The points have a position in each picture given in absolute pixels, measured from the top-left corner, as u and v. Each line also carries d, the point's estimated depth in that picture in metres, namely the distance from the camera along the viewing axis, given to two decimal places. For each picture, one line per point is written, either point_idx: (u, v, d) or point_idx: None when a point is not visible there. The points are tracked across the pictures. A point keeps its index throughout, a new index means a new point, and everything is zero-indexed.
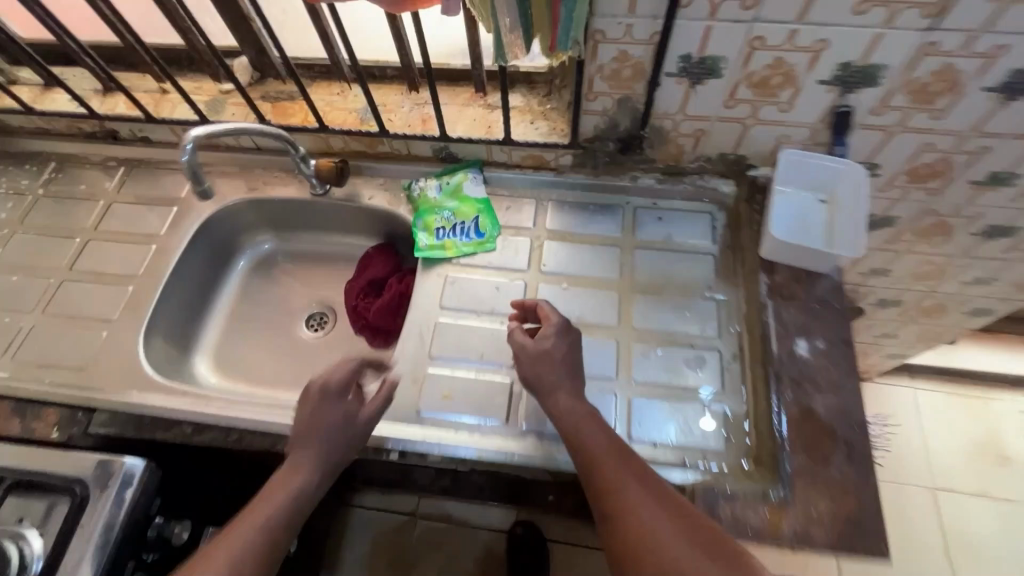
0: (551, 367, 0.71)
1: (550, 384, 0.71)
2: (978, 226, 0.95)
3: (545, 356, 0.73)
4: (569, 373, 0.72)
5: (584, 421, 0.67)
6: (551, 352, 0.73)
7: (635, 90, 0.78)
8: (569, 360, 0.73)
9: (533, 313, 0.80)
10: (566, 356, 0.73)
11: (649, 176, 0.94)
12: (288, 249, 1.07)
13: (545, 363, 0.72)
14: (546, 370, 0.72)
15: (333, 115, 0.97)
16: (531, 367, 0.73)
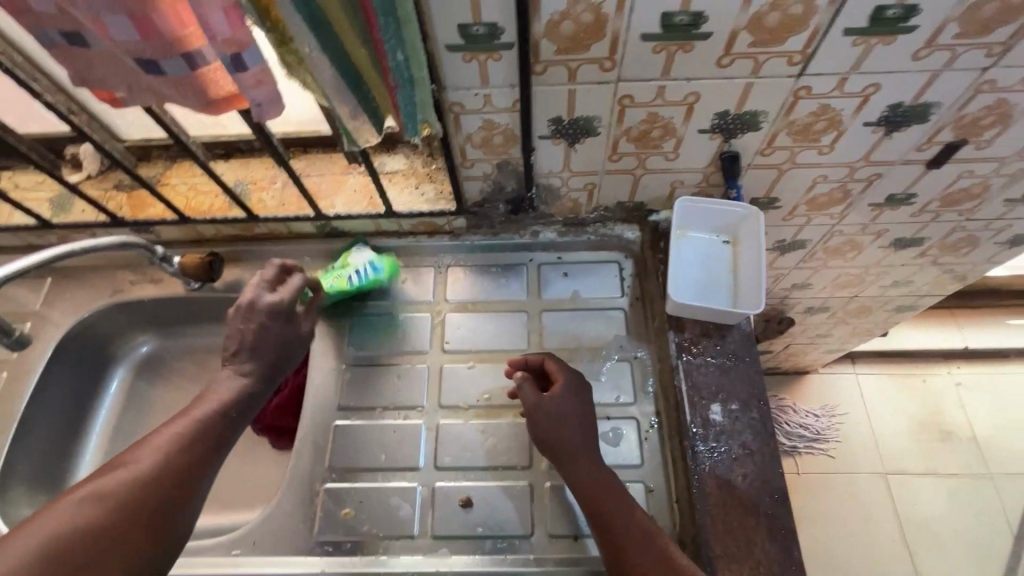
0: (565, 429, 0.67)
1: (567, 447, 0.66)
2: (886, 240, 0.94)
3: (564, 415, 0.68)
4: (585, 435, 0.67)
5: (598, 480, 0.64)
6: (569, 413, 0.68)
7: (513, 155, 0.72)
8: (584, 421, 0.68)
9: (540, 372, 0.75)
10: (579, 413, 0.69)
11: (550, 230, 0.87)
12: (172, 347, 0.97)
13: (554, 423, 0.67)
14: (562, 432, 0.67)
15: (197, 202, 0.87)
16: (549, 430, 0.67)
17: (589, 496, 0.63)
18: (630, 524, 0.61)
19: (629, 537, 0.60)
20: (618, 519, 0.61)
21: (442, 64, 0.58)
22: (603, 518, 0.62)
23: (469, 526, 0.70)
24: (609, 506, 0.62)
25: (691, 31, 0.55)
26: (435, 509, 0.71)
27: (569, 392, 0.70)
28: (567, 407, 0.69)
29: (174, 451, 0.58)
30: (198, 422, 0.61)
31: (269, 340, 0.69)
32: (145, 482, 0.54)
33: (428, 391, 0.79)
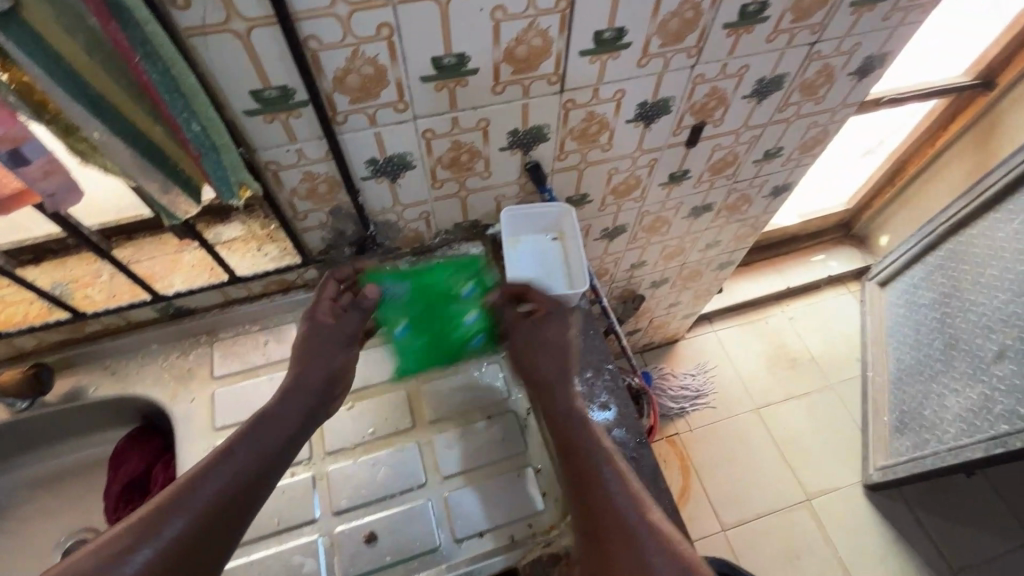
0: (550, 358, 0.79)
1: (548, 383, 0.78)
2: (685, 211, 1.14)
3: (547, 353, 0.80)
4: (567, 368, 0.79)
5: (578, 427, 0.73)
6: (556, 343, 0.81)
7: (342, 200, 0.77)
8: (565, 347, 0.81)
9: (517, 298, 0.86)
10: (563, 343, 0.81)
11: (402, 262, 0.93)
12: (9, 482, 0.86)
13: (540, 347, 0.81)
14: (549, 365, 0.79)
15: (8, 313, 0.80)
16: (529, 356, 0.81)
17: (569, 436, 0.73)
18: (609, 471, 0.69)
19: (601, 478, 0.68)
20: (593, 469, 0.69)
21: (245, 128, 0.62)
22: (579, 464, 0.70)
23: (378, 558, 0.71)
24: (588, 448, 0.71)
25: (460, 69, 0.65)
26: (340, 553, 0.71)
27: (557, 322, 0.83)
28: (556, 339, 0.81)
29: (222, 482, 0.64)
30: (250, 448, 0.68)
31: (317, 351, 0.77)
32: (197, 511, 0.62)
33: (312, 442, 0.79)
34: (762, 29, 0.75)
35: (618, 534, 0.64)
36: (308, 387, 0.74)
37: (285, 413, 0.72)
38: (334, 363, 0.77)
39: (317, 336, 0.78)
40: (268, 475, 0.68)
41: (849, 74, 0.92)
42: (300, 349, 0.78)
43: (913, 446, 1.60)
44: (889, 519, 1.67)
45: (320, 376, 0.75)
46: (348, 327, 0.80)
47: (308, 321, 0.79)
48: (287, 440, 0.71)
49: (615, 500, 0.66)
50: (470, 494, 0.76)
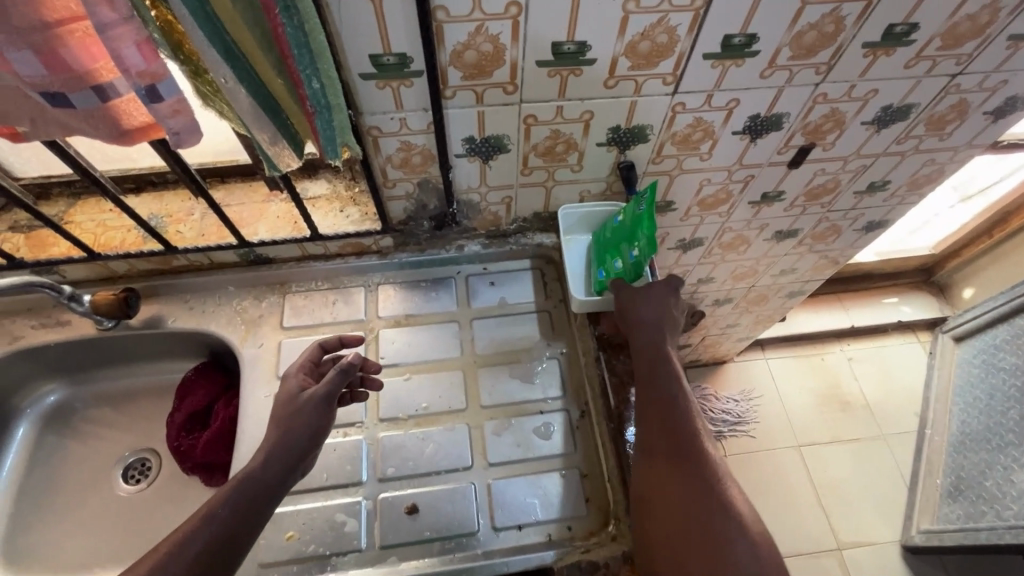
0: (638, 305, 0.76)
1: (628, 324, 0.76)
2: (768, 233, 1.08)
3: (646, 300, 0.76)
4: (659, 318, 0.76)
5: (658, 361, 0.73)
6: (645, 292, 0.76)
7: (432, 173, 0.77)
8: (662, 304, 0.76)
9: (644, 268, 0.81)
10: (659, 300, 0.77)
11: (474, 243, 0.93)
12: (84, 393, 0.91)
13: (629, 298, 0.77)
14: (639, 312, 0.76)
15: (107, 238, 0.84)
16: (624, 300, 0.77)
17: (646, 367, 0.74)
18: (680, 407, 0.70)
19: (672, 410, 0.69)
20: (662, 402, 0.70)
21: (357, 90, 0.62)
22: (649, 394, 0.72)
23: (416, 532, 0.72)
24: (664, 386, 0.71)
25: (578, 57, 0.63)
26: (382, 520, 0.73)
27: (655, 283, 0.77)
28: (655, 295, 0.76)
29: (200, 542, 0.56)
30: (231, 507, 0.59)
31: (298, 410, 0.67)
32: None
33: (366, 406, 0.80)
34: (903, 52, 0.69)
35: (668, 462, 0.66)
36: (287, 441, 0.64)
37: (268, 468, 0.62)
38: (316, 419, 0.67)
39: (299, 393, 0.69)
40: (247, 535, 0.59)
41: (984, 112, 0.84)
42: (280, 408, 0.68)
43: (966, 516, 1.50)
44: None
45: (302, 431, 0.65)
46: (332, 385, 0.68)
47: (285, 384, 0.71)
48: (268, 495, 0.61)
49: (678, 429, 0.68)
50: (516, 485, 0.76)
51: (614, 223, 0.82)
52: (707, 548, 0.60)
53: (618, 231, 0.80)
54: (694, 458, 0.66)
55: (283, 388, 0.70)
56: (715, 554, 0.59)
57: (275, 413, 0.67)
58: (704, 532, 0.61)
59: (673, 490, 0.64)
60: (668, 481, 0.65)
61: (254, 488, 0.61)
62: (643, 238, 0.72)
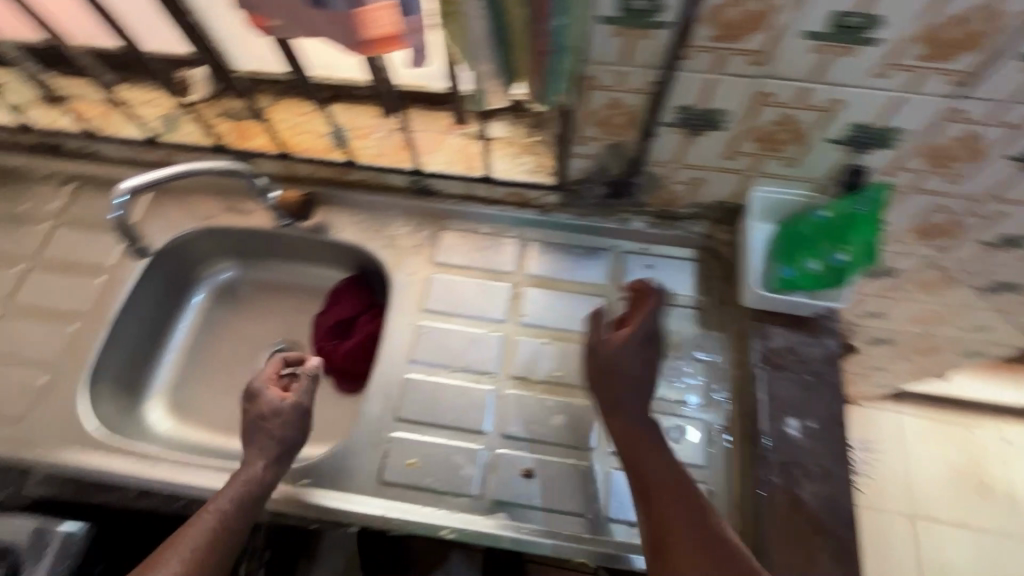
0: (633, 369, 0.69)
1: (614, 405, 0.69)
2: (984, 282, 0.90)
3: (633, 364, 0.69)
4: (644, 384, 0.69)
5: (653, 450, 0.65)
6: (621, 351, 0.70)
7: (627, 137, 0.71)
8: (654, 366, 0.70)
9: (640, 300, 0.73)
10: (646, 362, 0.70)
11: (640, 220, 0.87)
12: (250, 277, 0.99)
13: (632, 366, 0.70)
14: (625, 389, 0.69)
15: (298, 139, 0.88)
16: (614, 358, 0.70)
17: (642, 457, 0.64)
18: (684, 504, 0.60)
19: (679, 513, 0.60)
20: (667, 502, 0.60)
21: (590, 34, 0.57)
22: (659, 493, 0.61)
23: (528, 496, 0.71)
24: (663, 480, 0.62)
25: (856, 34, 0.53)
26: (496, 474, 0.73)
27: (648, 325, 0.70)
28: (630, 354, 0.69)
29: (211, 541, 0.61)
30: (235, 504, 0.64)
31: (271, 413, 0.72)
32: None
33: (500, 361, 0.80)
34: None
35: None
36: (273, 434, 0.70)
37: (256, 467, 0.67)
38: (294, 424, 0.72)
39: (261, 398, 0.73)
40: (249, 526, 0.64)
41: None
42: (264, 425, 0.71)
43: None
44: None
45: (285, 429, 0.71)
46: (302, 394, 0.74)
47: (248, 397, 0.74)
48: (262, 491, 0.66)
49: (689, 532, 0.58)
50: None
51: (812, 219, 0.70)
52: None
53: (819, 229, 0.70)
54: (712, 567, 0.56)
55: (261, 407, 0.72)
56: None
57: (262, 431, 0.70)
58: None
59: None
60: None
61: (247, 484, 0.66)
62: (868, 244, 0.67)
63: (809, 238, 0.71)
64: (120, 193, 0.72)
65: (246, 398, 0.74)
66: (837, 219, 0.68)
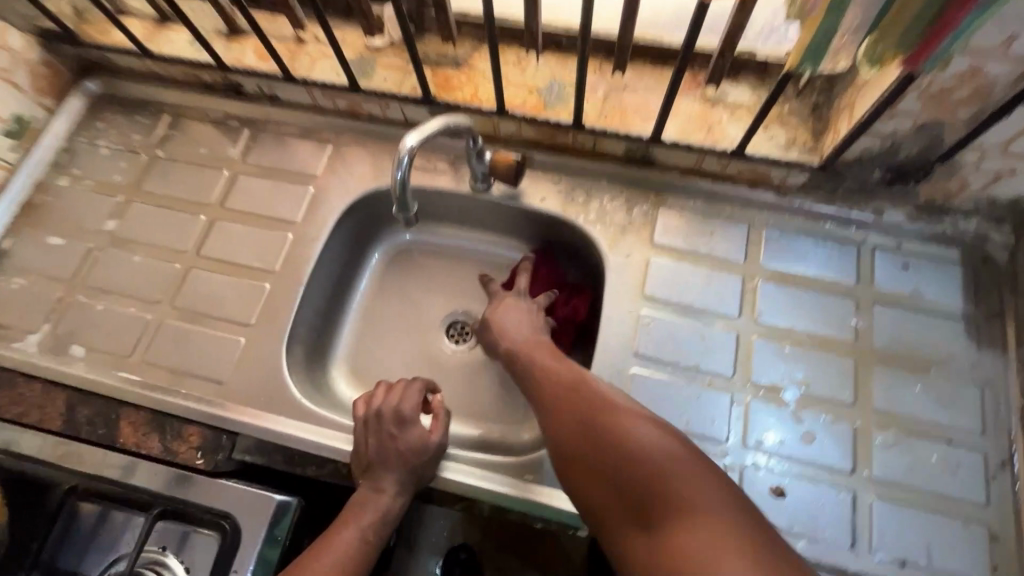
0: (501, 329, 0.75)
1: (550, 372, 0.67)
2: None
3: (513, 321, 0.76)
4: (536, 331, 0.74)
5: (591, 386, 0.62)
6: (509, 310, 0.77)
7: (955, 115, 0.59)
8: (534, 322, 0.76)
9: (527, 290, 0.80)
10: (529, 317, 0.76)
11: (899, 212, 0.74)
12: (426, 241, 0.92)
13: (496, 329, 0.76)
14: (501, 332, 0.75)
15: (510, 93, 0.78)
16: (496, 335, 0.76)
17: (578, 397, 0.61)
18: (636, 418, 0.56)
19: (590, 402, 0.60)
20: (567, 406, 0.61)
21: None
22: (563, 410, 0.61)
23: (784, 519, 0.63)
24: (609, 407, 0.58)
25: None
26: (746, 493, 0.64)
27: (520, 306, 0.77)
28: (518, 315, 0.76)
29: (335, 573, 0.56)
30: (357, 538, 0.59)
31: (395, 449, 0.63)
32: None
33: (736, 363, 0.71)
34: None
35: (613, 457, 0.53)
36: (397, 464, 0.63)
37: (367, 502, 0.62)
38: (422, 461, 0.64)
39: (377, 428, 0.64)
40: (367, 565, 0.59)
41: None
42: (407, 460, 0.63)
43: None
44: None
45: (405, 464, 0.63)
46: (405, 412, 0.65)
47: (393, 424, 0.64)
48: (378, 528, 0.61)
49: (637, 435, 0.54)
50: (907, 516, 0.63)
51: None
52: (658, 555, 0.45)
53: None
54: (663, 462, 0.51)
55: (407, 444, 0.63)
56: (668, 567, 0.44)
57: (402, 467, 0.63)
58: (662, 543, 0.45)
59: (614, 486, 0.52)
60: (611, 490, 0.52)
61: (369, 517, 0.61)
62: None
63: None
64: (405, 151, 0.62)
65: (389, 425, 0.64)
66: None
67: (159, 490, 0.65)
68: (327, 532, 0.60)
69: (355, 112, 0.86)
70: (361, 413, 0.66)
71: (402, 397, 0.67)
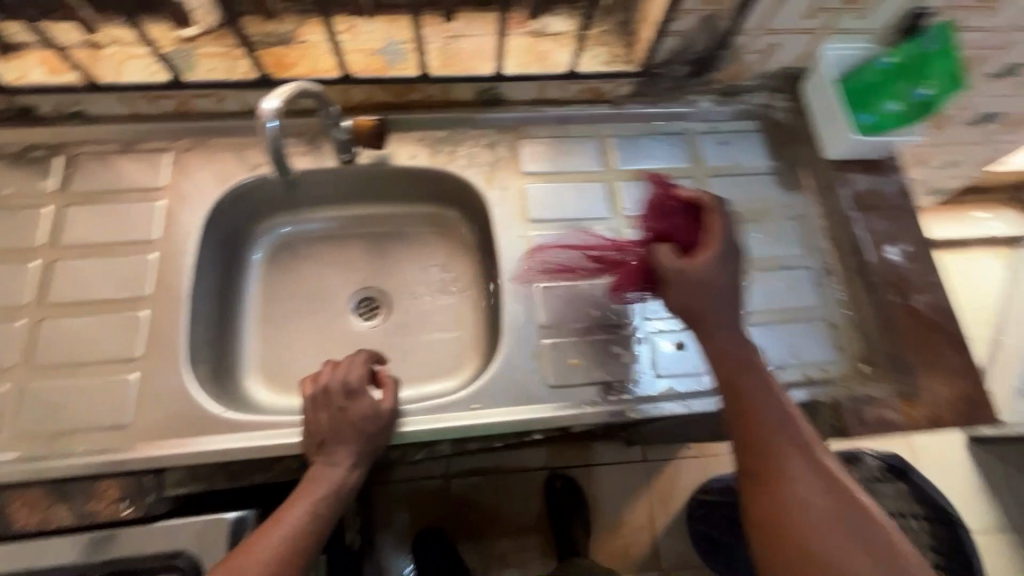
0: (681, 297, 0.63)
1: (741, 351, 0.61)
2: (973, 116, 1.05)
3: (711, 293, 0.62)
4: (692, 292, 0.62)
5: (764, 394, 0.59)
6: (684, 273, 0.62)
7: (722, 6, 0.73)
8: (701, 284, 0.62)
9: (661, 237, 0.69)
10: (693, 285, 0.62)
11: (706, 99, 0.89)
12: (306, 231, 0.90)
13: (688, 291, 0.62)
14: (698, 297, 0.62)
15: (350, 60, 0.79)
16: (687, 294, 0.62)
17: (756, 395, 0.59)
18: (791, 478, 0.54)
19: (786, 452, 0.56)
20: (766, 440, 0.57)
21: None
22: (752, 444, 0.57)
23: (688, 364, 0.76)
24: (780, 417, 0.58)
25: None
26: (655, 354, 0.76)
27: (705, 263, 0.62)
28: (703, 274, 0.62)
29: (304, 530, 0.57)
30: (324, 501, 0.60)
31: (348, 421, 0.63)
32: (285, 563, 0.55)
33: (619, 254, 0.82)
34: None
35: (821, 529, 0.51)
36: (351, 433, 0.63)
37: (328, 474, 0.62)
38: (374, 427, 0.65)
39: (326, 404, 0.64)
40: (329, 526, 0.60)
41: None
42: (361, 430, 0.64)
43: None
44: (984, 474, 1.68)
45: (357, 435, 0.63)
46: (353, 384, 0.65)
47: (342, 396, 0.64)
48: (343, 496, 0.62)
49: (772, 466, 0.56)
50: (767, 330, 0.77)
51: (878, 65, 0.77)
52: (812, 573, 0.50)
53: (885, 73, 0.76)
54: (813, 500, 0.53)
55: (358, 413, 0.64)
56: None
57: (356, 435, 0.63)
58: None
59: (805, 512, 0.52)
60: (810, 528, 0.52)
61: (329, 486, 0.61)
62: (942, 77, 0.71)
63: (880, 82, 0.77)
64: (269, 117, 0.61)
65: (338, 398, 0.64)
66: (903, 62, 0.74)
67: (85, 559, 0.58)
68: (293, 495, 0.60)
69: (187, 112, 0.80)
70: (308, 392, 0.65)
71: (348, 368, 0.66)
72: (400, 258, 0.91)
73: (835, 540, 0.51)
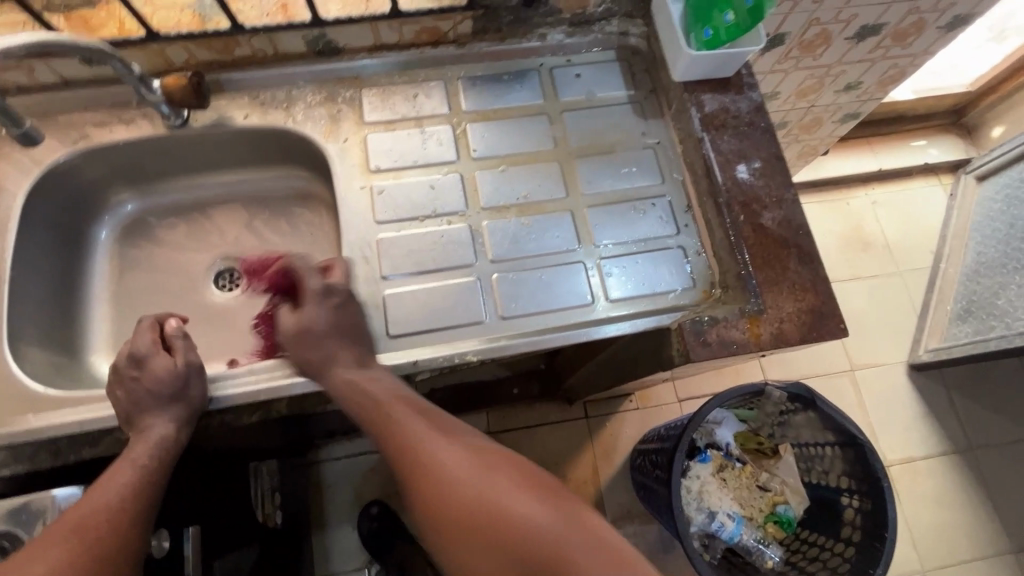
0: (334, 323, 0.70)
1: (349, 381, 0.69)
2: (852, 29, 1.01)
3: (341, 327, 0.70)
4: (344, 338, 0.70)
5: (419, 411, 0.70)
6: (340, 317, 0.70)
7: None
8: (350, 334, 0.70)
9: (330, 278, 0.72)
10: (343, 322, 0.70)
11: (558, 31, 0.86)
12: (157, 206, 0.88)
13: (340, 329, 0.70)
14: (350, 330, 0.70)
15: (159, 18, 0.75)
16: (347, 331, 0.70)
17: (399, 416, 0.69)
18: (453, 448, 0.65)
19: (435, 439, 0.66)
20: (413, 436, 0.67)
21: None
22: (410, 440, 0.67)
23: (536, 303, 0.74)
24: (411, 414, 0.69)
25: None
26: (504, 297, 0.74)
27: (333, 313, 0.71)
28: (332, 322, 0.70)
29: (133, 488, 0.59)
30: (149, 461, 0.61)
31: (143, 389, 0.64)
32: (114, 519, 0.55)
33: (466, 197, 0.79)
34: None
35: (469, 474, 0.61)
36: (156, 396, 0.64)
37: (145, 439, 0.63)
38: (182, 387, 0.66)
39: (117, 380, 0.65)
40: (164, 482, 0.62)
41: None
42: (163, 392, 0.64)
43: (975, 332, 1.57)
44: (925, 398, 1.68)
45: (162, 397, 0.64)
46: (138, 356, 0.66)
47: (132, 367, 0.66)
48: (171, 455, 0.64)
49: (433, 449, 0.65)
50: (615, 264, 0.77)
51: None
52: (470, 527, 0.58)
53: None
54: (458, 461, 0.63)
55: (151, 378, 0.65)
56: (508, 556, 0.55)
57: (158, 399, 0.64)
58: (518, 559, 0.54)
59: (454, 470, 0.62)
60: (458, 475, 0.61)
61: (152, 448, 0.63)
62: None
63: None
64: None
65: (127, 370, 0.66)
66: None
67: None
68: (115, 462, 0.61)
69: None
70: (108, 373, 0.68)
71: (131, 345, 0.67)
72: (260, 226, 0.90)
73: (476, 479, 0.61)
